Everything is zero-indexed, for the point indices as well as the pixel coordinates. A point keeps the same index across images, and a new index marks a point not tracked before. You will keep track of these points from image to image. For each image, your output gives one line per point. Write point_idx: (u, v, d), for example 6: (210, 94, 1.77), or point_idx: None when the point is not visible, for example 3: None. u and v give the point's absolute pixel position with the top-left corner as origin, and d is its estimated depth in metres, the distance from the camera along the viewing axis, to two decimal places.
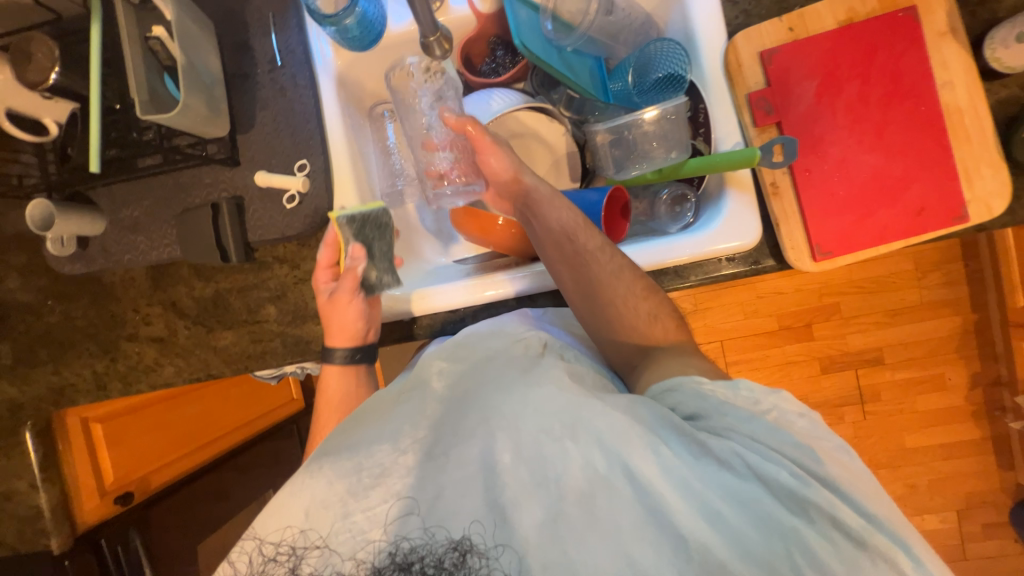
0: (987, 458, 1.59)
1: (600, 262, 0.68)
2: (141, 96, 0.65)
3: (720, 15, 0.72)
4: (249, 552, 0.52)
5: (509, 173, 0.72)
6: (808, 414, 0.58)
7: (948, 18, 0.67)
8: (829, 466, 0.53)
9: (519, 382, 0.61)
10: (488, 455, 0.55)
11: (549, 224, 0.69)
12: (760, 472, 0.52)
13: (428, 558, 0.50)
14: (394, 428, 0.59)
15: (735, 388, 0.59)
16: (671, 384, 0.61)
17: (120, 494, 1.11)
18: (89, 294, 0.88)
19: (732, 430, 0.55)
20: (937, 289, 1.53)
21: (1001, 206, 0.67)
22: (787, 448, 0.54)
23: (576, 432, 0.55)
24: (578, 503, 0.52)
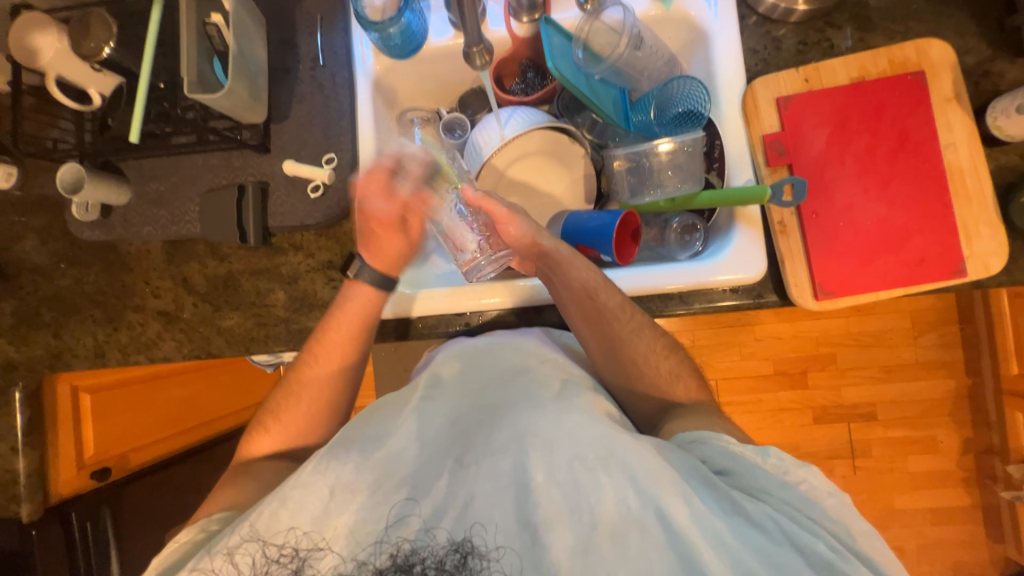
0: (976, 526, 1.56)
1: (620, 321, 0.73)
2: (190, 77, 0.69)
3: (740, 61, 0.77)
4: (251, 554, 0.55)
5: (528, 240, 0.74)
6: (837, 494, 0.56)
7: (953, 86, 0.72)
8: (863, 547, 0.53)
9: (553, 405, 0.62)
10: (519, 474, 0.57)
11: (570, 284, 0.73)
12: (795, 539, 0.52)
13: (428, 560, 0.54)
14: (425, 436, 0.63)
15: (764, 454, 0.59)
16: (698, 436, 0.63)
17: (97, 468, 1.10)
18: (102, 262, 0.89)
19: (767, 493, 0.56)
20: (931, 349, 1.55)
21: (998, 265, 0.69)
22: (818, 520, 0.54)
23: (609, 464, 0.56)
24: (607, 535, 0.53)
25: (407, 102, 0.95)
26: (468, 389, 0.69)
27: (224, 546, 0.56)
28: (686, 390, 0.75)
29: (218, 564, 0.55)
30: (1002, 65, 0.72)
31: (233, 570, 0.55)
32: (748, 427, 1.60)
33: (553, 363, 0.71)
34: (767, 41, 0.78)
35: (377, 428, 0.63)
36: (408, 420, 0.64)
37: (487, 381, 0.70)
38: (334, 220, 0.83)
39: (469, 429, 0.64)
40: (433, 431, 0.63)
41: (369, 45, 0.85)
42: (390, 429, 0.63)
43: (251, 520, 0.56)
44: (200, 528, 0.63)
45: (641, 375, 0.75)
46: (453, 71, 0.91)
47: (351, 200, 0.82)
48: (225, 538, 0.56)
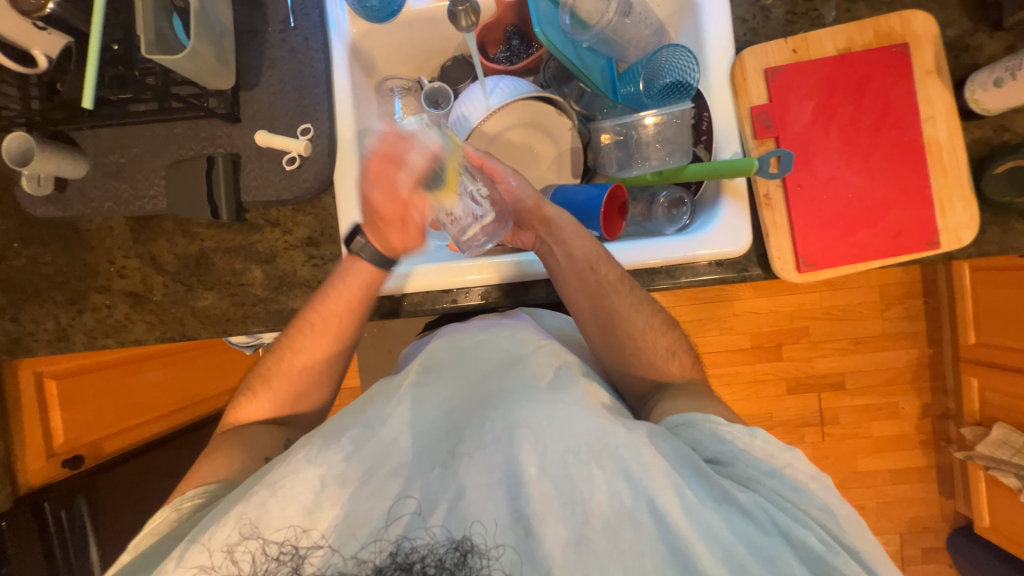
0: (930, 485, 1.68)
1: (620, 295, 0.74)
2: (148, 35, 0.63)
3: (730, 29, 0.76)
4: (251, 552, 0.53)
5: (533, 202, 0.76)
6: (820, 478, 0.60)
7: (935, 58, 0.72)
8: (851, 536, 0.55)
9: (545, 397, 0.63)
10: (512, 467, 0.57)
11: (572, 254, 0.73)
12: (785, 530, 0.54)
13: (429, 558, 0.52)
14: (417, 429, 0.63)
15: (752, 435, 0.62)
16: (687, 420, 0.65)
17: (69, 456, 1.07)
18: (60, 241, 0.84)
19: (756, 481, 0.58)
20: (898, 322, 1.62)
21: (969, 237, 0.72)
22: (809, 510, 0.56)
23: (602, 458, 0.57)
24: (602, 529, 0.54)
25: (386, 70, 0.90)
26: (462, 376, 0.71)
27: (222, 544, 0.54)
28: (672, 363, 0.76)
29: (218, 563, 0.53)
30: (982, 37, 0.73)
31: (234, 570, 0.53)
32: (726, 398, 1.66)
33: (548, 349, 0.73)
34: (755, 10, 0.77)
35: (370, 415, 0.64)
36: (401, 410, 0.65)
37: (481, 373, 0.71)
38: (312, 194, 0.79)
39: (462, 420, 0.64)
40: (427, 421, 0.64)
41: (344, 7, 0.79)
42: (386, 416, 0.64)
43: (242, 512, 0.55)
44: (179, 505, 0.62)
45: (629, 349, 0.75)
46: (434, 36, 0.86)
47: (329, 173, 0.78)
48: (223, 537, 0.54)
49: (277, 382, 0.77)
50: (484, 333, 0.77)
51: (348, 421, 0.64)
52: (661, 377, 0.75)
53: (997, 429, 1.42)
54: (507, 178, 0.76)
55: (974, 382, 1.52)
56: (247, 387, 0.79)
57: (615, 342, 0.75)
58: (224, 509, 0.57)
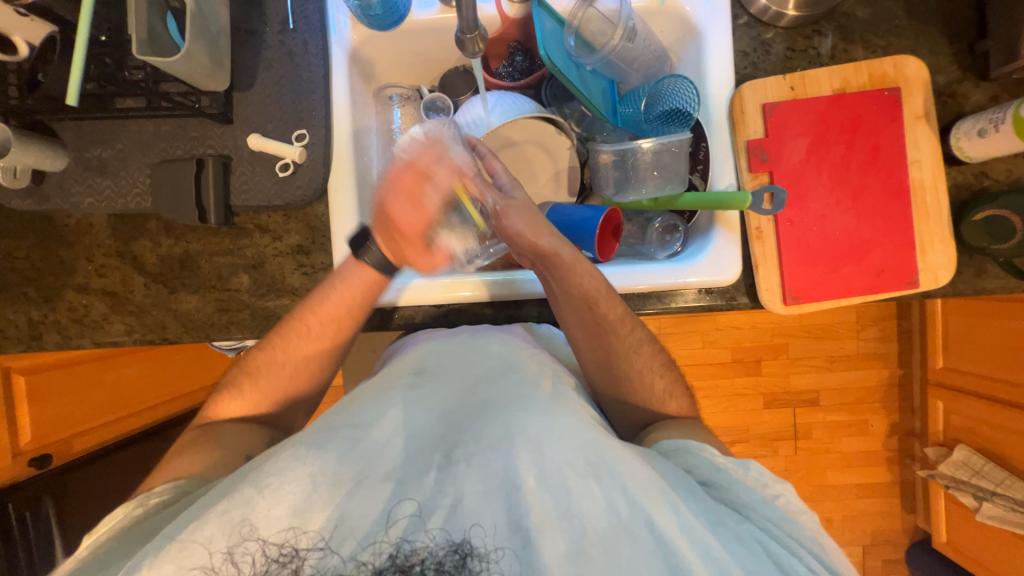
0: (894, 500, 1.75)
1: (619, 333, 0.74)
2: (141, 34, 0.61)
3: (731, 61, 0.77)
4: (251, 553, 0.52)
5: (530, 234, 0.70)
6: (809, 510, 0.62)
7: (924, 104, 0.75)
8: (835, 564, 0.58)
9: (541, 407, 0.64)
10: (509, 475, 0.58)
11: (570, 290, 0.72)
12: (779, 558, 0.55)
13: (428, 561, 0.52)
14: (411, 431, 0.64)
15: (746, 468, 0.64)
16: (683, 445, 0.67)
17: (37, 455, 1.04)
18: (35, 235, 0.80)
19: (747, 506, 0.60)
20: (872, 342, 1.68)
21: (946, 277, 0.74)
22: (797, 538, 0.58)
23: (599, 471, 0.58)
24: (599, 544, 0.54)
25: (385, 77, 0.89)
26: (455, 381, 0.72)
27: (221, 546, 0.53)
28: (658, 388, 0.77)
29: (217, 564, 0.52)
30: (968, 86, 0.76)
31: (232, 572, 0.52)
32: (704, 410, 1.69)
33: (539, 359, 0.73)
34: (756, 44, 0.78)
35: (362, 415, 0.65)
36: (394, 413, 0.65)
37: (476, 381, 0.71)
38: (305, 202, 0.77)
39: (459, 425, 0.65)
40: (421, 424, 0.65)
41: (346, 12, 0.78)
42: (379, 417, 0.65)
43: (225, 510, 0.54)
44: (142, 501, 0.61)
45: (616, 371, 0.76)
46: (436, 47, 0.86)
47: (323, 181, 0.77)
48: (218, 539, 0.53)
49: (247, 377, 0.76)
50: (476, 342, 0.75)
51: (339, 420, 0.65)
52: (646, 400, 0.77)
53: (959, 450, 1.48)
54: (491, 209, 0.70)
55: (940, 404, 1.58)
56: (229, 383, 0.77)
57: (605, 364, 0.76)
58: (205, 505, 0.56)
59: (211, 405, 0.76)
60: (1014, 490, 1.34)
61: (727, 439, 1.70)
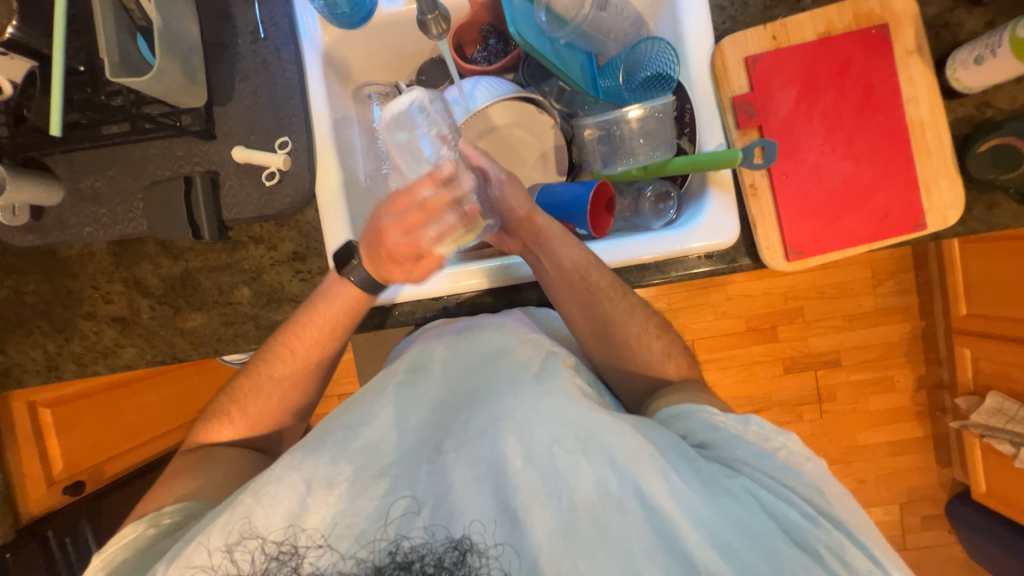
0: (928, 454, 1.71)
1: (613, 302, 0.74)
2: (113, 57, 0.62)
3: (708, 17, 0.75)
4: (251, 552, 0.55)
5: (522, 212, 0.73)
6: (814, 459, 0.60)
7: (916, 38, 0.72)
8: (837, 509, 0.56)
9: (529, 389, 0.63)
10: (496, 460, 0.58)
11: (561, 262, 0.72)
12: (768, 507, 0.55)
13: (428, 557, 0.54)
14: (403, 428, 0.64)
15: (746, 423, 0.62)
16: (681, 411, 0.65)
17: (70, 482, 1.08)
18: (41, 270, 0.82)
19: (743, 463, 0.59)
20: (889, 296, 1.63)
21: (955, 216, 0.72)
22: (794, 487, 0.57)
23: (588, 446, 0.58)
24: (586, 516, 0.56)
25: (362, 76, 0.89)
26: (450, 368, 0.70)
27: (220, 545, 0.55)
28: (665, 358, 0.76)
29: (217, 562, 0.55)
30: (961, 14, 0.72)
31: (233, 569, 0.55)
32: (722, 381, 1.67)
33: (535, 343, 0.71)
34: None
35: (357, 415, 0.65)
36: (384, 411, 0.65)
37: (469, 366, 0.70)
38: (295, 208, 0.78)
39: (449, 415, 0.65)
40: (414, 423, 0.65)
41: (314, 14, 0.78)
42: (372, 415, 0.64)
43: (226, 522, 0.56)
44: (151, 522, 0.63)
45: (621, 346, 0.75)
46: (409, 39, 0.85)
47: (311, 186, 0.77)
48: (218, 538, 0.55)
49: (240, 397, 0.76)
50: (471, 329, 0.72)
51: (336, 423, 0.64)
52: (655, 372, 0.75)
53: (990, 398, 1.44)
54: (496, 182, 0.72)
55: (967, 352, 1.53)
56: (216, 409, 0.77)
57: (611, 338, 0.75)
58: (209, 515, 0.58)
59: (199, 429, 0.76)
60: None
61: (748, 408, 1.68)
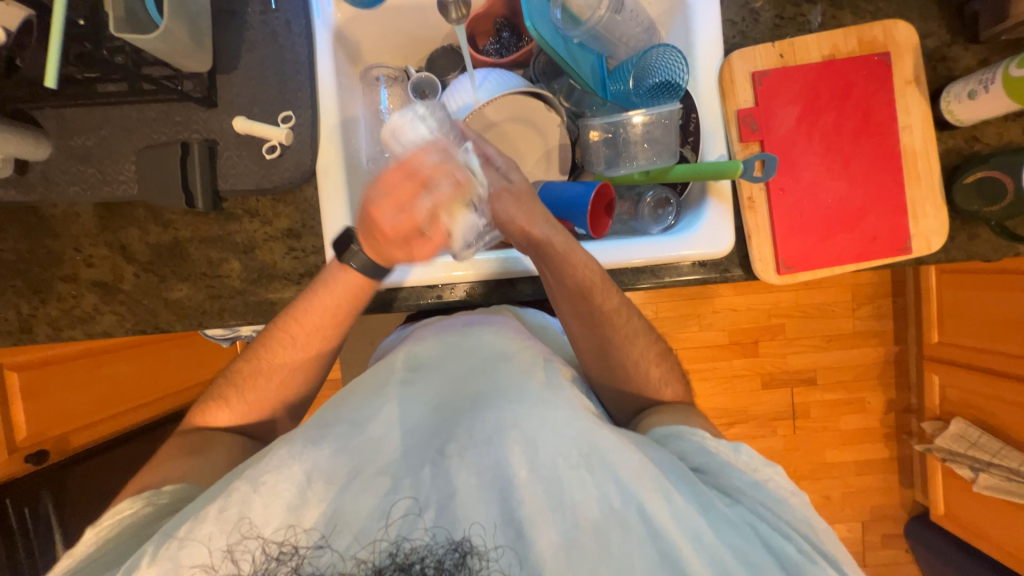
0: (892, 475, 1.77)
1: (615, 325, 0.75)
2: (117, 12, 0.60)
3: (719, 30, 0.76)
4: (251, 551, 0.53)
5: (521, 223, 0.71)
6: (796, 493, 0.62)
7: (914, 68, 0.74)
8: (830, 547, 0.57)
9: (535, 398, 0.64)
10: (502, 468, 0.58)
11: (564, 280, 0.72)
12: (767, 539, 0.56)
13: (428, 559, 0.53)
14: (405, 426, 0.64)
15: (737, 450, 0.64)
16: (675, 432, 0.67)
17: (33, 451, 1.04)
18: (21, 227, 0.79)
19: (740, 491, 0.60)
20: (868, 320, 1.68)
21: (939, 242, 0.74)
22: (789, 520, 0.58)
23: (592, 461, 0.59)
24: (591, 532, 0.55)
25: (371, 58, 0.88)
26: (450, 373, 0.71)
27: (221, 544, 0.53)
28: (651, 361, 0.77)
29: (217, 562, 0.53)
30: (958, 50, 0.75)
31: (232, 568, 0.53)
32: (703, 391, 1.70)
33: (531, 350, 0.72)
34: (745, 12, 0.77)
35: (357, 409, 0.65)
36: (389, 408, 0.65)
37: (469, 373, 0.70)
38: (293, 184, 0.76)
39: (452, 419, 0.65)
40: (415, 420, 0.65)
41: None
42: (374, 410, 0.65)
43: (222, 509, 0.54)
44: (143, 503, 0.61)
45: (611, 347, 0.76)
46: (421, 25, 0.85)
47: (311, 163, 0.76)
48: (217, 537, 0.53)
49: (234, 387, 0.75)
50: (468, 332, 0.75)
51: (332, 416, 0.65)
52: (641, 375, 0.77)
53: (955, 423, 1.50)
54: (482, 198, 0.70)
55: (935, 378, 1.59)
56: (212, 396, 0.75)
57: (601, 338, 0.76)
58: (202, 504, 0.56)
59: (195, 411, 0.75)
60: (1010, 460, 1.35)
61: (725, 420, 1.71)
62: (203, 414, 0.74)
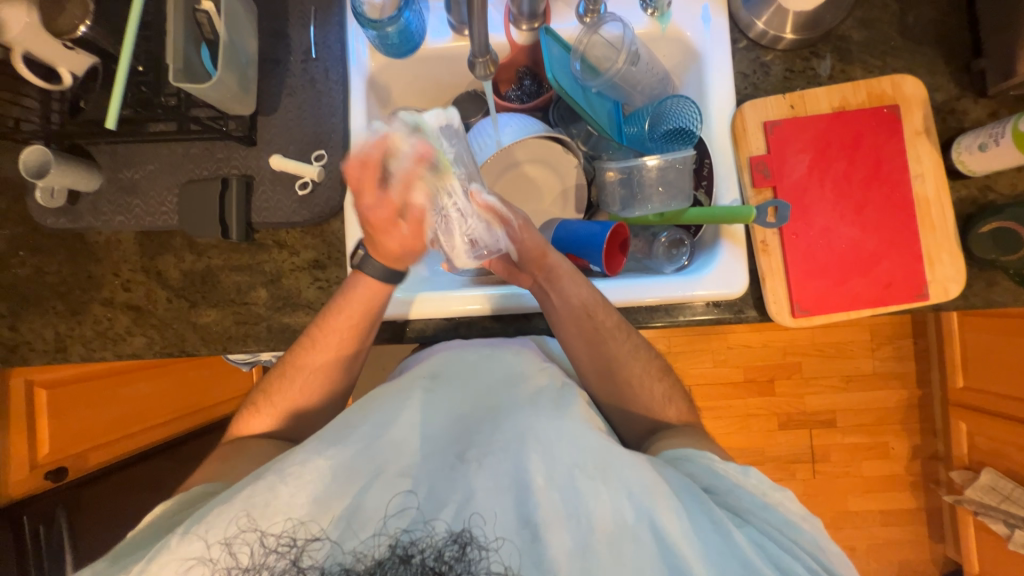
0: (920, 527, 1.68)
1: (617, 340, 0.75)
2: (178, 63, 0.66)
3: (731, 82, 0.80)
4: (250, 544, 0.54)
5: (538, 248, 0.74)
6: (809, 519, 0.60)
7: (924, 120, 0.76)
8: (839, 568, 0.57)
9: (552, 411, 0.65)
10: (518, 474, 0.59)
11: (569, 299, 0.74)
12: (777, 560, 0.55)
13: (428, 551, 0.53)
14: (428, 431, 0.65)
15: (745, 472, 0.62)
16: (682, 454, 0.66)
17: (53, 468, 1.07)
18: (67, 251, 0.84)
19: (751, 514, 0.59)
20: (887, 361, 1.65)
21: (957, 290, 0.74)
22: (799, 542, 0.58)
23: (607, 473, 0.59)
24: (605, 542, 0.55)
25: (400, 101, 0.94)
26: (469, 386, 0.71)
27: (219, 537, 0.54)
28: (665, 400, 0.77)
29: (217, 555, 0.54)
30: (967, 103, 0.78)
31: (231, 562, 0.53)
32: (718, 429, 1.66)
33: (550, 372, 0.73)
34: (755, 65, 0.81)
35: (384, 414, 0.65)
36: (409, 413, 0.66)
37: (489, 384, 0.71)
38: (322, 219, 0.81)
39: (473, 427, 0.66)
40: (436, 426, 0.66)
41: (364, 41, 0.83)
42: (395, 415, 0.65)
43: (250, 494, 0.56)
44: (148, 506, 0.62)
45: (623, 384, 0.77)
46: (449, 73, 0.90)
47: (340, 199, 0.80)
48: (217, 530, 0.54)
49: (263, 393, 0.78)
50: (489, 351, 0.74)
51: (356, 418, 0.65)
52: (655, 413, 0.76)
53: (985, 474, 1.42)
54: (512, 227, 0.73)
55: (962, 425, 1.53)
56: (247, 403, 0.78)
57: (614, 375, 0.76)
58: (221, 498, 0.57)
59: (235, 422, 0.78)
60: None
61: (741, 460, 1.66)
62: (240, 426, 0.77)
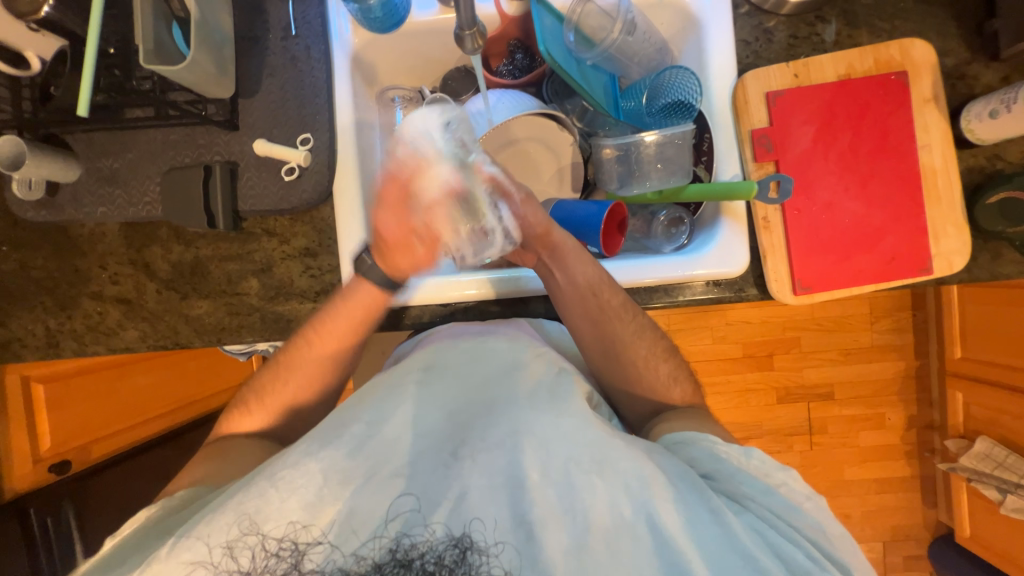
0: (914, 495, 1.71)
1: (622, 322, 0.74)
2: (148, 44, 0.63)
3: (732, 50, 0.76)
4: (251, 547, 0.55)
5: (540, 227, 0.70)
6: (814, 498, 0.61)
7: (933, 87, 0.73)
8: (841, 552, 0.57)
9: (549, 406, 0.64)
10: (513, 471, 0.59)
11: (574, 278, 0.72)
12: (777, 548, 0.55)
13: (428, 555, 0.54)
14: (419, 430, 0.64)
15: (748, 455, 0.63)
16: (685, 437, 0.66)
17: (57, 461, 1.07)
18: (51, 245, 0.82)
19: (749, 498, 0.60)
20: (886, 334, 1.65)
21: (961, 263, 0.73)
22: (800, 527, 0.58)
23: (603, 468, 0.58)
24: (602, 540, 0.55)
25: (387, 79, 0.90)
26: (466, 378, 0.70)
27: (221, 541, 0.55)
28: (666, 377, 0.77)
29: (218, 559, 0.55)
30: (978, 67, 0.74)
31: (232, 566, 0.54)
32: (718, 405, 1.67)
33: (546, 358, 0.72)
34: (758, 32, 0.77)
35: (375, 410, 0.65)
36: (404, 409, 0.65)
37: (482, 378, 0.70)
38: (312, 205, 0.78)
39: (465, 422, 0.65)
40: (429, 422, 0.65)
41: (346, 15, 0.78)
42: (390, 412, 0.65)
43: (241, 501, 0.56)
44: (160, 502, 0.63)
45: (623, 365, 0.76)
46: (437, 47, 0.86)
47: (329, 184, 0.77)
48: (219, 534, 0.55)
49: (254, 395, 0.77)
50: (483, 336, 0.73)
51: (350, 416, 0.65)
52: (654, 394, 0.76)
53: (980, 442, 1.45)
54: (514, 201, 0.68)
55: (958, 395, 1.54)
56: (238, 404, 0.78)
57: (614, 357, 0.76)
58: (215, 504, 0.58)
59: (222, 421, 0.78)
60: None
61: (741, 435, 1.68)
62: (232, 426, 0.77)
